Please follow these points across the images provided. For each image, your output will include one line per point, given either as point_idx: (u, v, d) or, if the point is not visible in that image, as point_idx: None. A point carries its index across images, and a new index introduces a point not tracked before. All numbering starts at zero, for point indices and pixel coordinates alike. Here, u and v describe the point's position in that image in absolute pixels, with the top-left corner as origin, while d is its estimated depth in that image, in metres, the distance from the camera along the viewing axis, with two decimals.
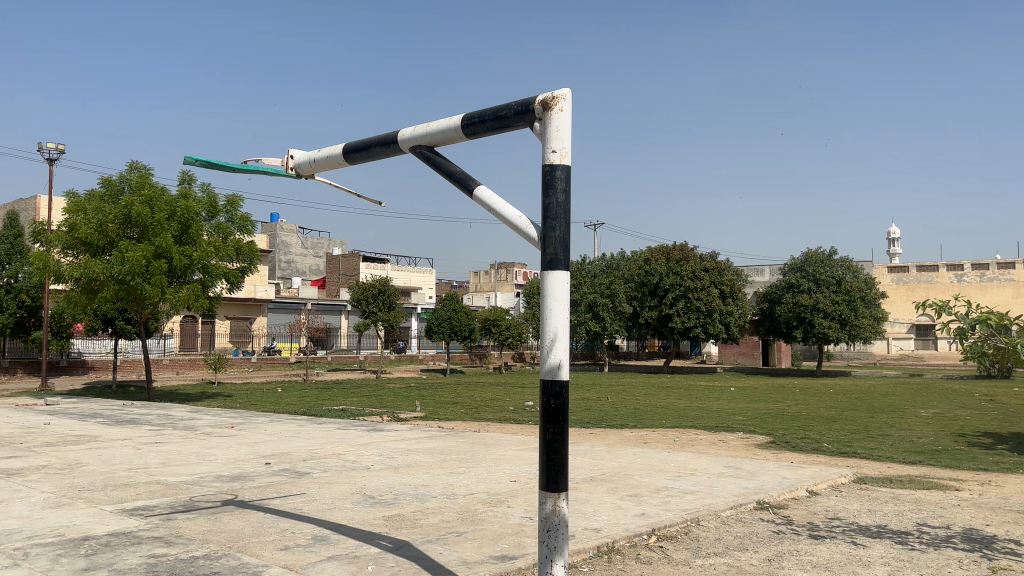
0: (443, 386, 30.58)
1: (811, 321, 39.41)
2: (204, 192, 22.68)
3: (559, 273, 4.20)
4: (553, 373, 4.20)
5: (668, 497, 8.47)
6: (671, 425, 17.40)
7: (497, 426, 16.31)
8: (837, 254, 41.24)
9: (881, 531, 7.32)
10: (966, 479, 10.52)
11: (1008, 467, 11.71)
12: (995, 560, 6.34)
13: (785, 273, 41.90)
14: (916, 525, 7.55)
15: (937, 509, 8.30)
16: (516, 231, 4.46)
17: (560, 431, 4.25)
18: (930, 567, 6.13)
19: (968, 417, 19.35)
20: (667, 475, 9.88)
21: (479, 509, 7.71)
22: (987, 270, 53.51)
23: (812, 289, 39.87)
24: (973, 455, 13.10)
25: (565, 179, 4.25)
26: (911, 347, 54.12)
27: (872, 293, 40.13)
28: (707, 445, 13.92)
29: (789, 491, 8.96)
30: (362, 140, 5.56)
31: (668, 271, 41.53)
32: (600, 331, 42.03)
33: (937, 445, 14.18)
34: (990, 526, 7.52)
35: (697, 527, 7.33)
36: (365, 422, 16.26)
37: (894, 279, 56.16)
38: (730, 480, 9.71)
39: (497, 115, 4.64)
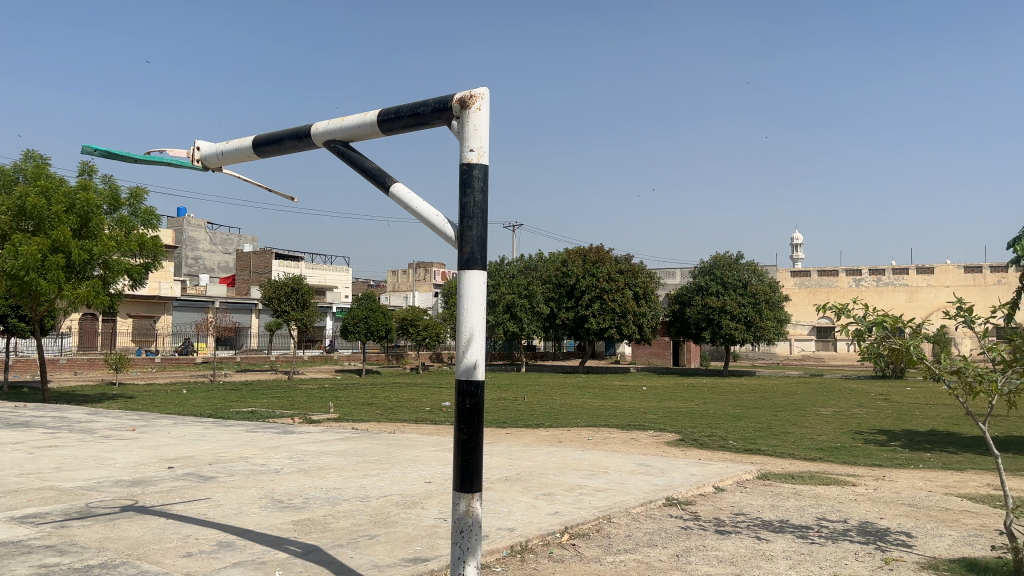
0: (357, 387, 30.17)
1: (719, 323, 40.63)
2: (105, 184, 21.66)
3: (476, 273, 4.17)
4: (469, 373, 4.17)
5: (581, 495, 8.56)
6: (586, 424, 17.62)
7: (411, 427, 16.23)
8: (743, 259, 42.63)
9: (784, 526, 7.59)
10: (862, 475, 11.03)
11: (899, 463, 12.35)
12: (887, 552, 6.66)
13: (694, 275, 42.97)
14: (816, 520, 7.86)
15: (834, 504, 8.67)
16: (432, 230, 4.41)
17: (474, 431, 4.22)
18: (828, 560, 6.39)
19: (865, 415, 20.32)
20: (580, 474, 9.98)
21: (391, 511, 7.62)
22: (883, 275, 56.22)
23: (720, 292, 41.10)
24: (869, 451, 13.76)
25: (482, 179, 4.22)
26: (812, 348, 56.59)
27: (776, 296, 41.79)
28: (620, 443, 14.18)
29: (697, 487, 9.21)
30: (274, 132, 5.39)
31: (584, 273, 42.02)
32: (518, 332, 42.43)
33: (835, 442, 14.85)
34: (883, 520, 7.90)
35: (608, 524, 7.43)
36: (275, 424, 15.84)
37: (797, 282, 58.46)
38: (640, 477, 9.89)
39: (414, 111, 4.58)
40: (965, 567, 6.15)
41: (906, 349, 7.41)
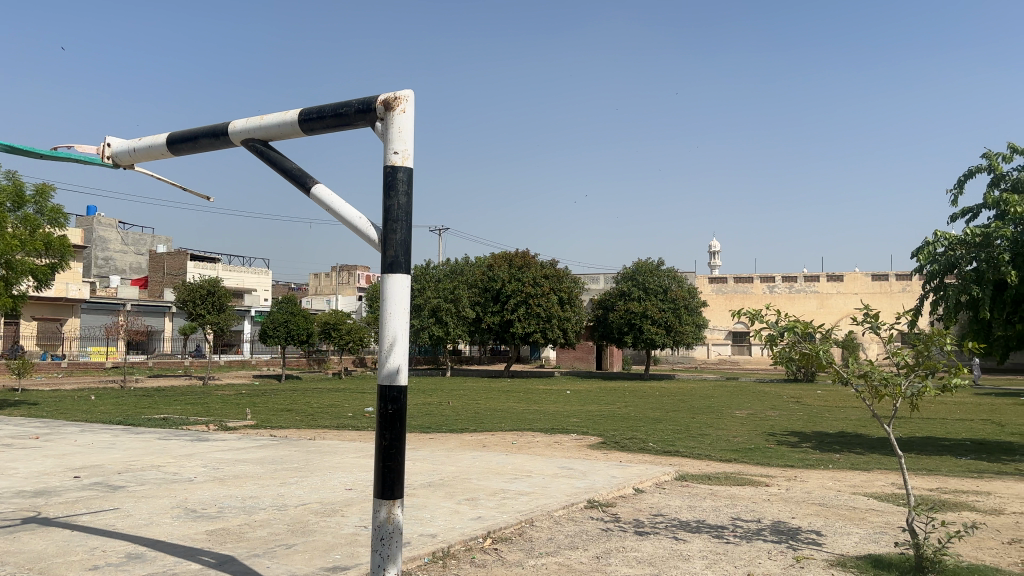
0: (276, 393, 29.46)
1: (640, 327, 41.36)
2: (8, 180, 20.55)
3: (400, 277, 4.13)
4: (391, 378, 4.11)
5: (504, 499, 8.57)
6: (510, 428, 17.66)
7: (333, 434, 15.94)
8: (664, 265, 43.56)
9: (701, 526, 7.77)
10: (774, 475, 11.40)
11: (809, 463, 12.83)
12: (798, 550, 6.89)
13: (617, 281, 43.64)
14: (732, 520, 8.07)
15: (749, 504, 8.92)
16: (355, 232, 4.34)
17: (396, 436, 4.16)
18: (742, 559, 6.56)
19: (778, 417, 21.02)
20: (503, 478, 9.99)
21: (310, 519, 7.45)
22: (795, 282, 58.36)
23: (641, 297, 41.87)
24: (781, 452, 14.23)
25: (407, 181, 4.17)
26: (728, 352, 58.29)
27: (695, 302, 42.84)
28: (543, 447, 14.26)
29: (617, 489, 9.33)
30: (189, 130, 5.21)
31: (510, 278, 42.16)
32: (443, 336, 42.23)
33: (750, 444, 15.31)
34: (794, 519, 8.18)
35: (531, 528, 7.46)
36: (190, 432, 15.30)
37: (715, 288, 60.12)
38: (563, 480, 9.97)
39: (337, 111, 4.50)
40: (870, 563, 6.42)
41: (817, 354, 7.69)
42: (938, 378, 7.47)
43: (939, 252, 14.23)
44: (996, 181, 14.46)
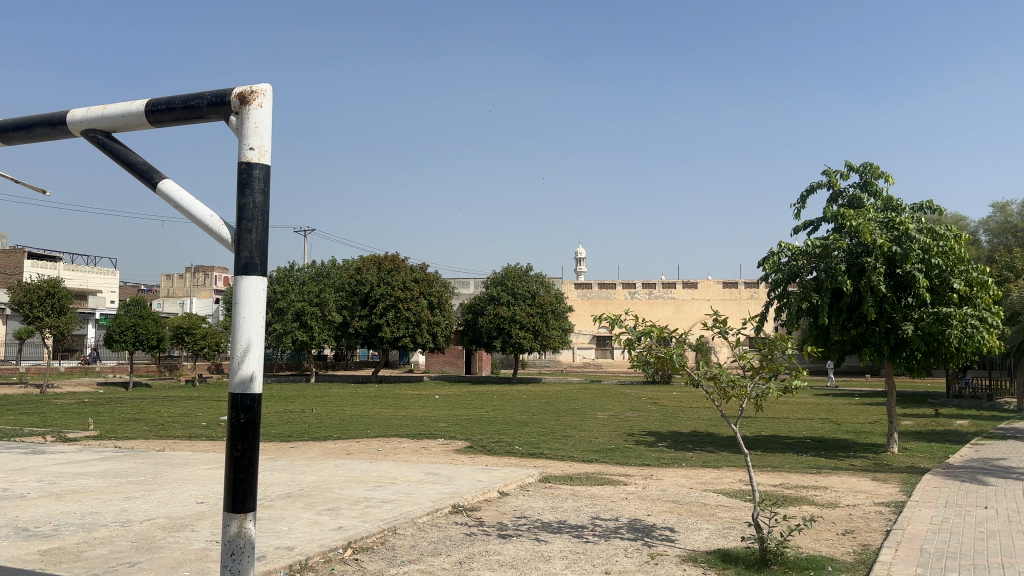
0: (123, 401, 27.57)
1: (509, 332, 41.79)
2: None
3: (255, 279, 3.95)
4: (244, 386, 3.94)
5: (366, 508, 8.40)
6: (375, 434, 17.38)
7: (186, 445, 15.10)
8: (532, 270, 44.30)
9: (562, 526, 7.91)
10: (632, 474, 11.81)
11: (665, 462, 13.38)
12: (653, 547, 7.15)
13: (486, 286, 43.91)
14: (591, 519, 8.27)
15: (608, 503, 9.18)
16: (206, 231, 4.12)
17: (249, 447, 3.97)
18: (600, 558, 6.73)
19: (637, 418, 21.84)
20: (367, 486, 9.80)
21: (158, 535, 7.01)
22: (654, 288, 60.89)
23: (510, 302, 42.34)
24: (640, 452, 14.77)
25: (263, 179, 4.01)
26: (592, 356, 59.95)
27: (562, 307, 43.77)
28: (409, 453, 14.13)
29: (482, 493, 9.36)
30: (20, 117, 4.80)
31: (379, 282, 41.57)
32: (308, 341, 40.86)
33: (611, 444, 15.78)
34: (650, 516, 8.49)
35: (393, 536, 7.35)
36: (23, 445, 14.06)
37: (580, 294, 61.71)
38: (427, 486, 9.89)
39: (188, 103, 4.26)
40: (719, 557, 6.76)
41: (671, 357, 8.01)
42: (780, 380, 7.95)
43: (783, 262, 15.26)
44: (835, 196, 15.65)
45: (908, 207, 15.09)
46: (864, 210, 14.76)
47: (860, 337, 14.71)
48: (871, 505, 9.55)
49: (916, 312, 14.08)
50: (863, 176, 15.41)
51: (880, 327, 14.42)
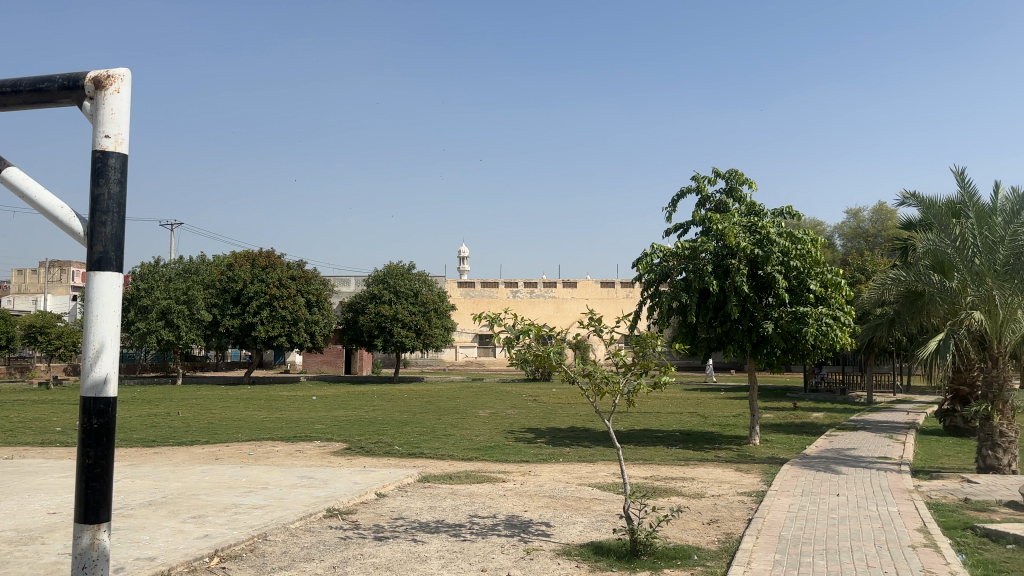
0: None
1: (390, 331, 41.29)
2: None
3: (110, 275, 3.72)
4: (97, 389, 3.69)
5: (235, 514, 8.09)
6: (248, 438, 16.77)
7: (37, 452, 14.06)
8: (414, 268, 44.00)
9: (439, 526, 7.90)
10: (511, 471, 11.94)
11: (543, 458, 13.61)
12: (529, 543, 7.26)
13: (368, 284, 43.19)
14: (469, 517, 8.30)
15: (485, 501, 9.24)
16: (56, 223, 3.84)
17: (103, 454, 3.72)
18: (476, 556, 6.77)
19: (516, 415, 22.11)
20: (236, 492, 9.44)
21: (2, 550, 6.50)
22: (536, 287, 61.80)
23: (391, 300, 41.84)
24: (518, 449, 14.95)
25: (120, 169, 3.77)
26: (474, 354, 60.19)
27: (444, 306, 43.70)
28: (283, 456, 13.73)
29: (358, 495, 9.21)
30: None
31: (252, 279, 40.12)
32: (174, 341, 38.96)
33: (490, 442, 15.90)
34: (527, 512, 8.60)
35: (264, 542, 7.12)
36: None
37: (463, 293, 61.74)
38: (301, 490, 9.63)
39: (35, 86, 3.96)
40: (592, 550, 6.94)
41: (548, 355, 8.16)
42: (650, 376, 8.24)
43: (655, 263, 15.81)
44: (703, 201, 16.38)
45: (770, 212, 15.99)
46: (729, 214, 15.52)
47: (725, 335, 15.45)
48: (735, 495, 10.06)
49: (776, 311, 14.95)
50: (728, 182, 16.19)
51: (743, 325, 15.21)
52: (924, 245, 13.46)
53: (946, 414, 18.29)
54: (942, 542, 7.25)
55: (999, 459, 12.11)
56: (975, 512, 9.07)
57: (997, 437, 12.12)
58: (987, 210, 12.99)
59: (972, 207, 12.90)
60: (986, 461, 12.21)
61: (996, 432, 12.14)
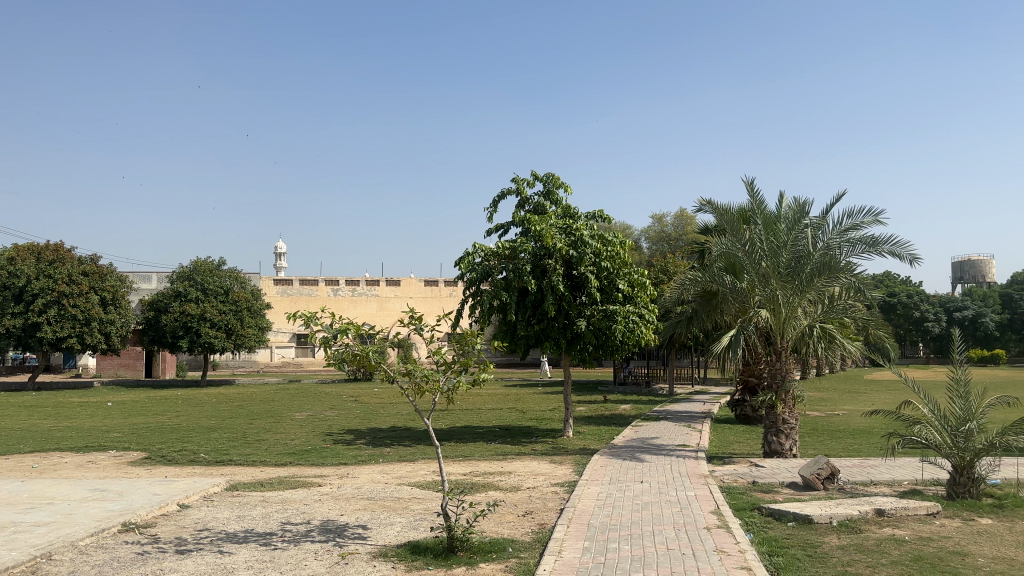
0: None
1: (198, 331, 38.90)
2: None
3: None
4: None
5: (14, 534, 7.27)
6: (31, 449, 15.15)
7: None
8: (225, 264, 41.75)
9: (248, 535, 7.52)
10: (328, 475, 11.61)
11: (361, 460, 13.37)
12: (344, 547, 7.08)
13: (172, 281, 40.32)
14: (280, 525, 7.97)
15: (300, 507, 8.92)
16: None
17: None
18: (288, 564, 6.52)
19: (334, 417, 21.58)
20: (15, 509, 8.47)
21: None
22: (357, 285, 60.68)
23: (199, 298, 39.41)
24: (335, 451, 14.58)
25: None
26: (291, 355, 58.10)
27: (258, 304, 41.81)
28: (73, 469, 12.52)
29: (158, 508, 8.58)
30: None
31: (37, 274, 36.24)
32: None
33: (305, 446, 15.39)
34: (343, 516, 8.40)
35: (47, 563, 6.45)
36: None
37: (280, 291, 59.34)
38: (94, 504, 8.83)
39: None
40: (409, 550, 6.89)
41: (367, 355, 7.98)
42: (469, 374, 8.28)
43: (477, 262, 15.98)
44: (522, 203, 16.79)
45: (584, 215, 16.66)
46: (547, 216, 16.02)
47: (543, 332, 15.93)
48: (549, 487, 10.40)
49: (588, 309, 15.63)
50: (546, 185, 16.71)
51: (559, 323, 15.75)
52: (719, 249, 14.62)
53: (737, 404, 19.94)
54: (732, 522, 7.89)
55: (782, 444, 13.34)
56: (761, 493, 9.97)
57: (780, 423, 13.37)
58: (773, 218, 14.32)
59: (760, 214, 14.19)
60: (771, 446, 13.41)
61: (779, 419, 13.39)
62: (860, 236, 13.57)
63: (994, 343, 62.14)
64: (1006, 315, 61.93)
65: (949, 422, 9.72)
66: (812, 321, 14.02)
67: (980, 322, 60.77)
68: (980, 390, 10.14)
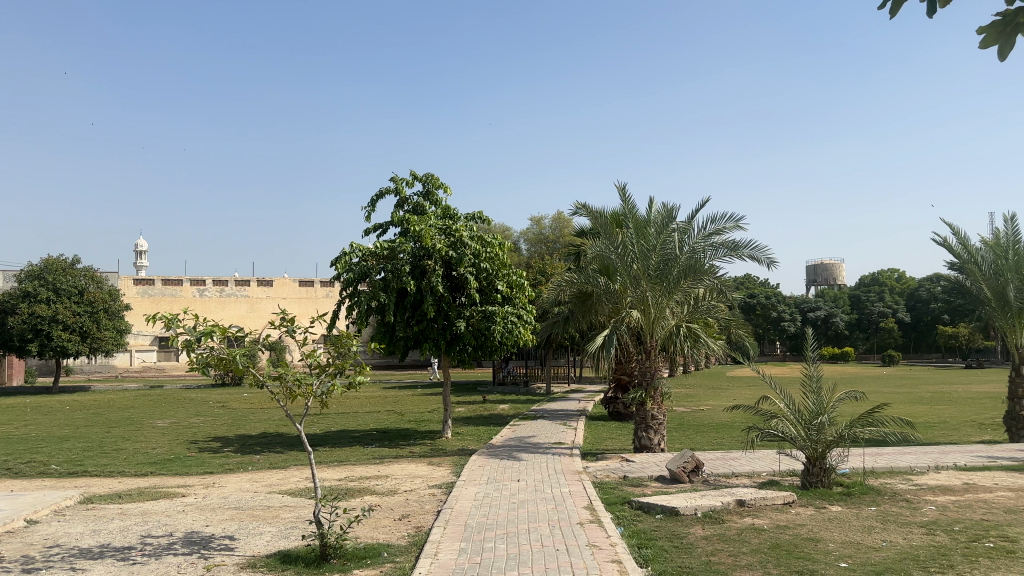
0: None
1: (48, 334, 36.18)
2: None
3: None
4: None
5: None
6: None
7: None
8: (80, 263, 39.05)
9: (104, 550, 7.04)
10: (193, 484, 11.08)
11: (229, 467, 12.83)
12: (210, 559, 6.76)
13: (18, 280, 37.33)
14: (140, 538, 7.52)
15: (162, 519, 8.45)
16: None
17: None
18: None
19: (201, 424, 20.60)
20: None
21: None
22: (226, 286, 58.30)
23: (50, 299, 36.69)
24: (201, 459, 13.92)
25: None
26: (153, 359, 55.03)
27: (117, 305, 39.35)
28: None
29: (1, 524, 7.90)
30: None
31: None
32: None
33: (169, 454, 14.60)
34: (209, 526, 8.02)
35: None
36: None
37: (140, 291, 56.09)
38: None
39: None
40: (279, 559, 6.67)
41: (234, 358, 7.64)
42: (345, 377, 8.06)
43: (354, 262, 15.66)
44: (401, 203, 16.61)
45: (463, 216, 16.68)
46: (426, 216, 15.94)
47: (422, 333, 15.83)
48: (426, 489, 10.34)
49: (468, 310, 15.65)
50: (425, 186, 16.60)
51: (438, 324, 15.70)
52: (594, 251, 15.00)
53: (609, 401, 20.54)
54: (604, 517, 8.09)
55: (652, 440, 13.87)
56: (632, 487, 10.30)
57: (650, 419, 13.88)
58: (644, 221, 14.84)
59: (632, 218, 14.67)
60: (641, 442, 13.90)
61: (648, 415, 13.91)
62: (723, 241, 14.26)
63: (843, 341, 66.98)
64: (853, 315, 66.85)
65: (803, 416, 10.36)
66: (679, 321, 14.62)
67: (830, 322, 65.40)
68: (830, 385, 10.84)
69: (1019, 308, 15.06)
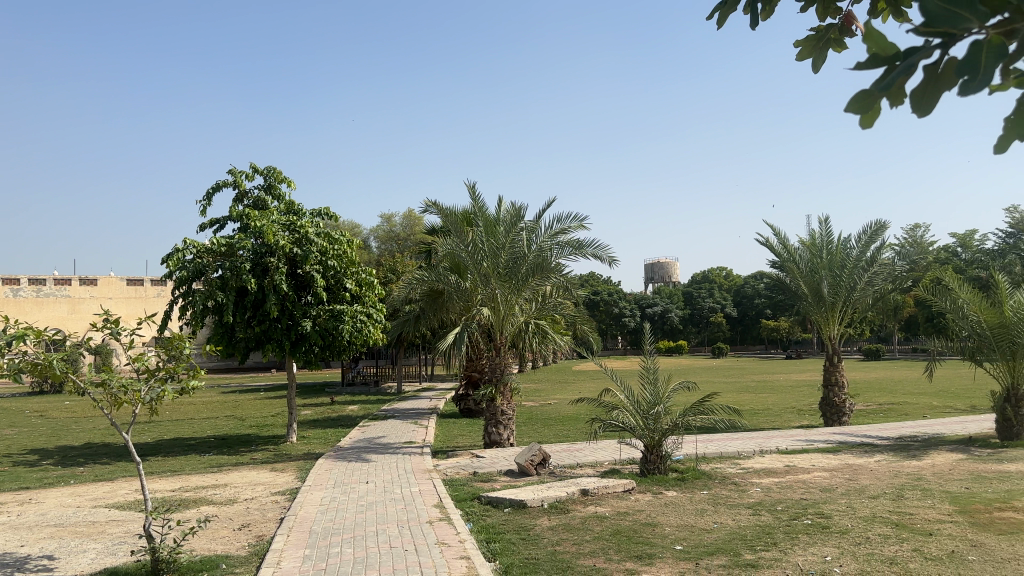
0: None
1: None
2: None
3: None
4: None
5: None
6: None
7: None
8: None
9: None
10: (5, 502, 10.07)
11: (49, 481, 11.77)
12: None
13: None
14: None
15: None
16: None
17: None
18: None
19: (13, 436, 18.74)
20: None
21: None
22: (43, 285, 53.66)
23: None
24: (15, 474, 12.67)
25: None
26: None
27: None
28: None
29: None
30: None
31: None
32: None
33: None
34: (23, 547, 7.31)
35: None
36: None
37: None
38: None
39: None
40: None
41: (51, 364, 7.00)
42: (177, 382, 7.60)
43: (187, 259, 14.81)
44: (240, 197, 15.88)
45: (308, 212, 16.17)
46: (268, 212, 15.34)
47: (264, 334, 15.20)
48: (268, 495, 9.96)
49: (314, 310, 15.18)
50: (266, 179, 15.95)
51: (282, 324, 15.14)
52: (444, 249, 14.99)
53: (460, 398, 20.64)
54: (453, 513, 8.12)
55: (501, 435, 14.08)
56: (480, 483, 10.40)
57: (499, 415, 14.09)
58: (493, 219, 14.99)
59: (482, 217, 14.80)
60: (490, 437, 14.08)
61: (498, 410, 14.10)
62: (568, 240, 14.67)
63: (678, 335, 71.01)
64: (687, 310, 71.00)
65: (641, 405, 10.80)
66: (527, 317, 14.93)
67: (666, 317, 69.28)
68: (665, 375, 11.38)
69: (832, 303, 16.52)
